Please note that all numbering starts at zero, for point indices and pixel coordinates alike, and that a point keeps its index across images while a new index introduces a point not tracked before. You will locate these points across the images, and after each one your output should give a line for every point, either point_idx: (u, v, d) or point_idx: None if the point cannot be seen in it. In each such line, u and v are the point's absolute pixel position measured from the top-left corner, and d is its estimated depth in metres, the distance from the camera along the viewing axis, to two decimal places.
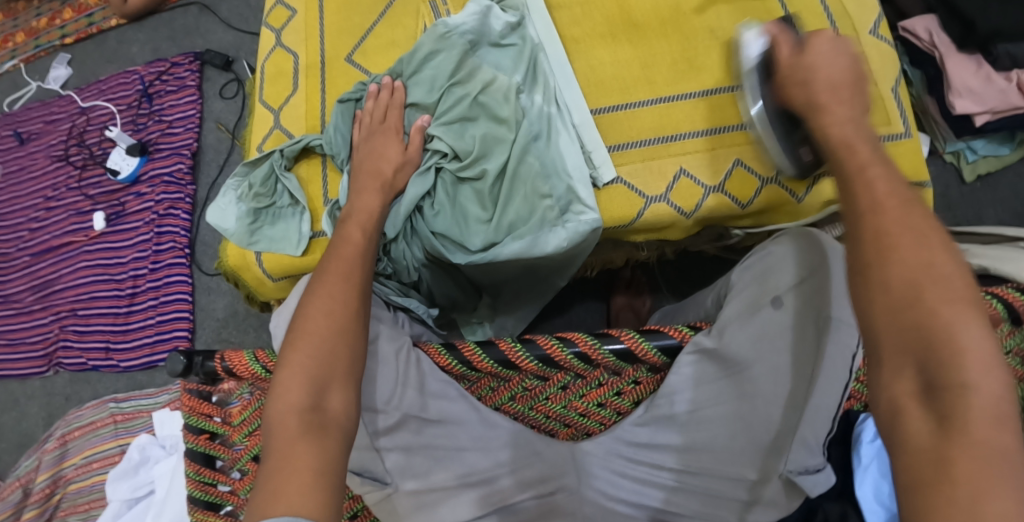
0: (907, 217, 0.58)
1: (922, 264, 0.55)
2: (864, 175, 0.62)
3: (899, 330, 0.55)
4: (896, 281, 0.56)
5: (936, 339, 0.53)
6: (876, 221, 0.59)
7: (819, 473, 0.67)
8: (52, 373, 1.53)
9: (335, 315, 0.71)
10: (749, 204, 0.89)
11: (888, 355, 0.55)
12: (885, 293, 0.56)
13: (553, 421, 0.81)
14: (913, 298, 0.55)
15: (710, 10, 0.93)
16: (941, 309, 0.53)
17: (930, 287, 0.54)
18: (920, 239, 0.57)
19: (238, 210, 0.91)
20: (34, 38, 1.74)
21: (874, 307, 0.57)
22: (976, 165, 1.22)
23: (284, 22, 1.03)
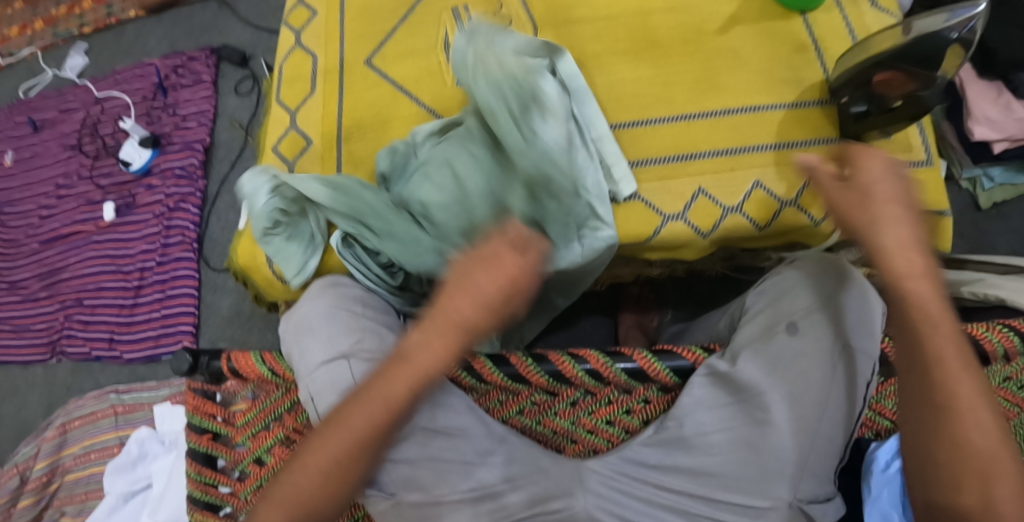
0: (969, 373, 0.64)
1: (988, 462, 0.62)
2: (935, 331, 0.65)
3: (956, 484, 0.62)
4: (964, 438, 0.62)
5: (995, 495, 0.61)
6: (943, 370, 0.64)
7: (828, 502, 0.70)
8: (55, 362, 1.53)
9: (341, 461, 0.67)
10: (766, 226, 0.88)
11: (948, 505, 0.63)
12: (953, 487, 0.62)
13: (560, 436, 0.78)
14: (980, 456, 0.62)
15: (732, 31, 0.92)
16: (996, 468, 0.62)
17: (988, 445, 0.62)
18: (977, 392, 0.63)
19: (263, 205, 0.85)
20: (53, 27, 1.74)
21: (940, 459, 0.63)
22: (993, 193, 1.20)
23: (304, 23, 1.04)
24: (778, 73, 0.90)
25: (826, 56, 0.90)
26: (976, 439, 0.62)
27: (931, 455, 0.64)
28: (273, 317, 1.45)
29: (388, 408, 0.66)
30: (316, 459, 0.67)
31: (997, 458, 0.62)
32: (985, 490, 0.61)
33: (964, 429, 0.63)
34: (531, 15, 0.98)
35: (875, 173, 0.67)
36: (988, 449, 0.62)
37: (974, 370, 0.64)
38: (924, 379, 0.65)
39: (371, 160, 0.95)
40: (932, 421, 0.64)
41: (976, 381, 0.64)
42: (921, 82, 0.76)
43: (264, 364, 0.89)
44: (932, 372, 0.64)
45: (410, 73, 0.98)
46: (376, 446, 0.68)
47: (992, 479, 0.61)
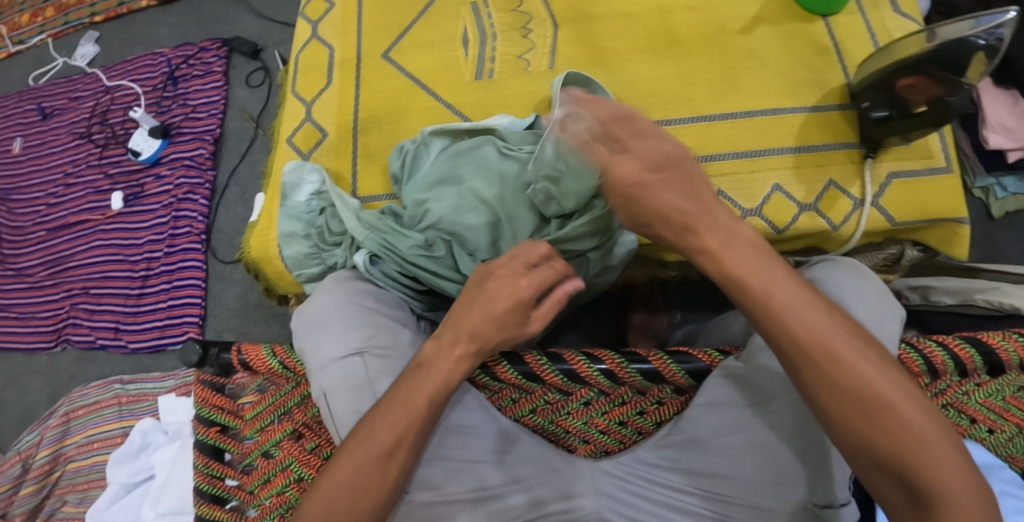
0: (803, 302, 0.62)
1: (868, 384, 0.60)
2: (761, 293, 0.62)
3: (839, 415, 0.61)
4: (824, 369, 0.61)
5: (877, 412, 0.60)
6: (781, 314, 0.62)
7: (845, 507, 0.67)
8: (60, 350, 1.52)
9: (371, 474, 0.66)
10: (785, 229, 0.86)
11: (848, 443, 0.61)
12: (849, 426, 0.60)
13: (572, 435, 0.78)
14: (848, 382, 0.60)
15: (754, 32, 0.92)
16: (866, 383, 0.60)
17: (849, 369, 0.61)
18: (821, 320, 0.62)
19: (301, 201, 0.91)
20: (64, 15, 1.74)
21: (821, 398, 0.61)
22: (1006, 202, 1.17)
23: (321, 14, 1.04)
24: (799, 75, 0.90)
25: (847, 60, 0.89)
26: (847, 368, 0.60)
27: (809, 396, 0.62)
28: (279, 309, 1.45)
29: (417, 420, 0.67)
30: (345, 473, 0.66)
31: (862, 376, 0.60)
32: (874, 419, 0.59)
33: (829, 361, 0.61)
34: (551, 10, 0.97)
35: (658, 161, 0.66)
36: (845, 373, 0.60)
37: (809, 298, 0.62)
38: (772, 332, 0.62)
39: (386, 153, 0.94)
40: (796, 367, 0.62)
41: (819, 308, 0.62)
42: (948, 87, 0.75)
43: (276, 357, 0.89)
44: (772, 319, 0.62)
45: (427, 66, 0.97)
46: (407, 460, 0.67)
47: (877, 404, 0.59)
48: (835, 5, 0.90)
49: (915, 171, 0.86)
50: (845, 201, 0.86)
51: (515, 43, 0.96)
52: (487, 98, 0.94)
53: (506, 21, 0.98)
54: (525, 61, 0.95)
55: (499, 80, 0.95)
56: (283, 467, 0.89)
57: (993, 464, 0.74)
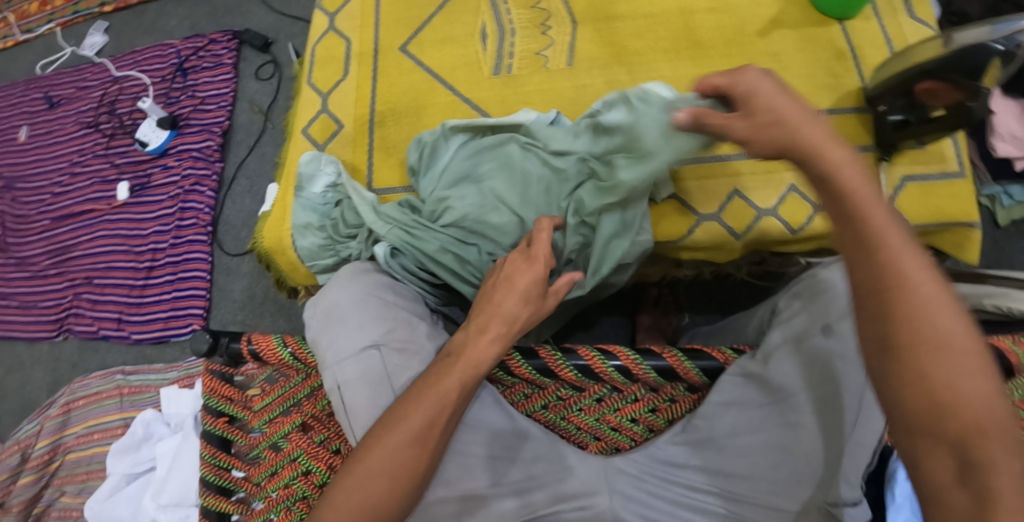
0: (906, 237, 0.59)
1: (953, 340, 0.56)
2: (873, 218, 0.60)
3: (907, 349, 0.56)
4: (908, 303, 0.57)
5: (951, 354, 0.55)
6: (880, 238, 0.59)
7: (857, 506, 0.67)
8: (61, 339, 1.52)
9: (404, 461, 0.66)
10: (800, 229, 0.88)
11: (909, 388, 0.56)
12: (920, 375, 0.56)
13: (583, 432, 0.80)
14: (924, 321, 0.56)
15: (772, 34, 0.92)
16: (946, 322, 0.56)
17: (935, 307, 0.57)
18: (917, 259, 0.59)
19: (316, 193, 0.91)
20: (73, 4, 1.74)
21: (892, 332, 0.57)
22: (1012, 210, 1.18)
23: (339, 7, 1.04)
24: (818, 78, 0.90)
25: (864, 63, 0.90)
26: (926, 306, 0.57)
27: (879, 331, 0.58)
28: (285, 302, 1.44)
29: (449, 404, 0.67)
30: (378, 461, 0.65)
31: (942, 318, 0.56)
32: (951, 375, 0.55)
33: (918, 302, 0.57)
34: (570, 8, 0.97)
35: (771, 96, 0.65)
36: (928, 309, 0.57)
37: (914, 242, 0.59)
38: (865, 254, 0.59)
39: (404, 147, 0.95)
40: (877, 297, 0.58)
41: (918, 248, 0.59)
42: (968, 92, 0.75)
43: (286, 348, 0.88)
44: (873, 241, 0.59)
45: (446, 61, 0.98)
46: (437, 446, 0.67)
47: (949, 350, 0.56)
48: (853, 10, 0.90)
49: (932, 176, 0.87)
50: None
51: (534, 40, 0.97)
52: (507, 93, 0.95)
53: (525, 18, 0.99)
54: (544, 58, 0.95)
55: (519, 76, 0.95)
56: (292, 459, 0.89)
57: None
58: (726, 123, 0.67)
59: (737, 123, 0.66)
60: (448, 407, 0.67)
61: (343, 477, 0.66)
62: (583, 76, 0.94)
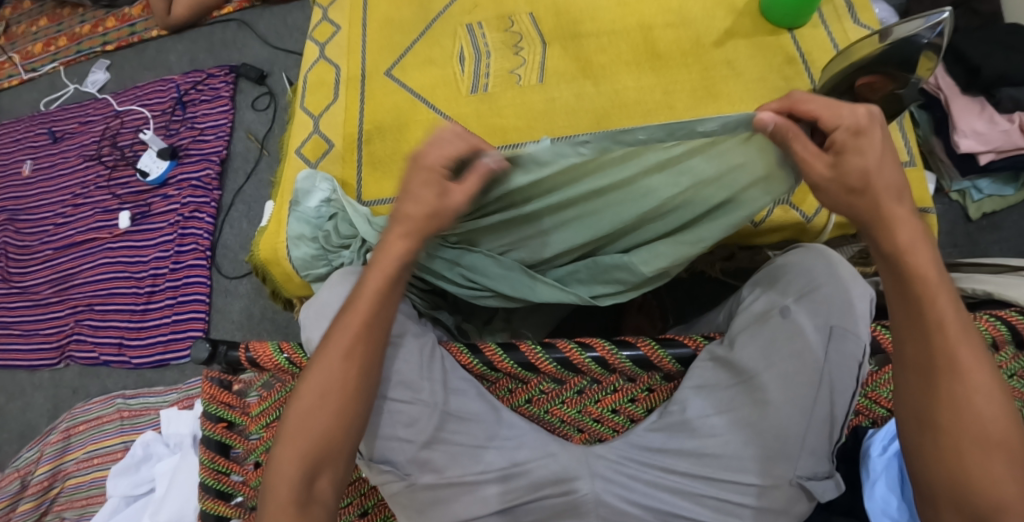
0: (962, 327, 0.68)
1: (990, 426, 0.66)
2: (934, 304, 0.68)
3: (949, 430, 0.67)
4: (957, 391, 0.67)
5: (987, 439, 0.66)
6: (938, 329, 0.68)
7: (827, 480, 0.74)
8: (63, 366, 1.55)
9: (335, 375, 0.75)
10: (760, 222, 0.95)
11: (944, 463, 0.67)
12: (956, 454, 0.66)
13: (567, 424, 0.83)
14: (969, 408, 0.66)
15: (728, 44, 1.00)
16: (989, 412, 0.66)
17: (978, 398, 0.66)
18: (971, 350, 0.67)
19: (311, 207, 0.96)
20: (77, 44, 1.82)
21: (937, 415, 0.67)
22: (982, 204, 1.24)
23: (329, 37, 1.11)
24: (772, 82, 0.97)
25: (814, 67, 0.97)
26: (971, 396, 0.67)
27: (922, 410, 0.68)
28: (281, 320, 1.49)
29: (365, 310, 0.76)
30: (307, 404, 0.75)
31: (982, 408, 0.66)
32: (986, 461, 0.65)
33: (964, 386, 0.67)
34: (539, 29, 1.05)
35: (867, 155, 0.68)
36: (974, 397, 0.67)
37: (971, 334, 0.68)
38: (921, 340, 0.69)
39: (391, 162, 1.01)
40: (927, 379, 0.68)
41: (973, 338, 0.68)
42: (900, 82, 0.84)
43: (282, 354, 0.92)
44: (929, 332, 0.68)
45: (426, 82, 1.04)
46: (365, 358, 0.76)
47: (987, 439, 0.66)
48: (800, 19, 0.98)
49: None
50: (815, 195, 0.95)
51: (508, 60, 1.03)
52: (483, 109, 1.01)
53: (499, 40, 1.05)
54: (517, 75, 1.02)
55: (494, 93, 1.01)
56: None
57: None
58: (809, 157, 0.69)
59: (820, 167, 0.69)
60: (359, 336, 0.76)
61: (285, 426, 0.75)
62: (553, 90, 1.00)
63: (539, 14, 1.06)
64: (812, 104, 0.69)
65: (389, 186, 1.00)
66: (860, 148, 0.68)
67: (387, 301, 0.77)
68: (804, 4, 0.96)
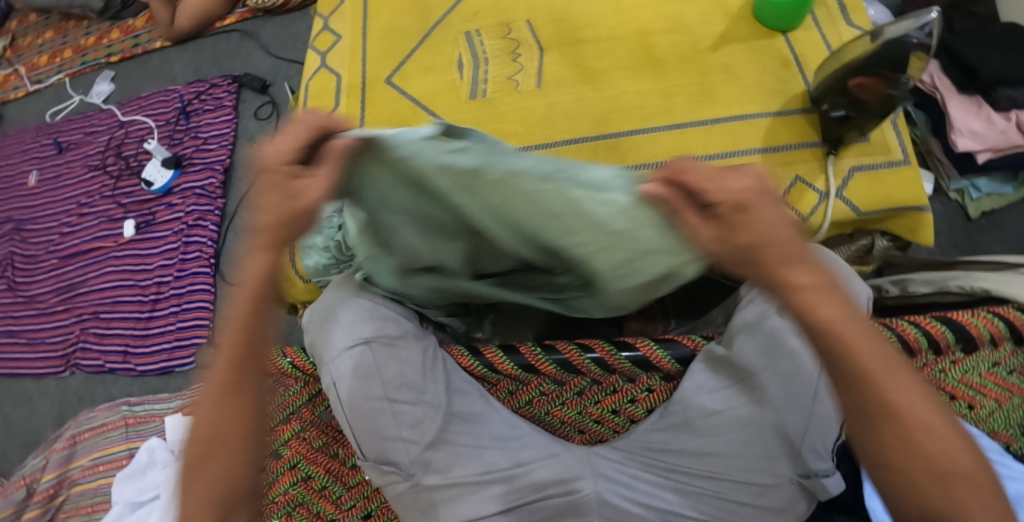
0: (887, 361, 0.63)
1: (943, 460, 0.62)
2: (843, 354, 0.62)
3: (903, 471, 0.63)
4: (895, 431, 0.63)
5: (946, 473, 0.62)
6: (862, 375, 0.63)
7: (829, 477, 0.74)
8: (68, 374, 1.56)
9: (224, 418, 0.68)
10: None
11: (906, 503, 0.64)
12: (916, 494, 0.63)
13: (568, 425, 0.85)
14: (915, 445, 0.62)
15: (723, 49, 1.01)
16: (937, 443, 0.62)
17: (921, 434, 0.62)
18: (899, 386, 0.63)
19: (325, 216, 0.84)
20: (82, 55, 1.84)
21: (887, 458, 0.63)
22: (981, 203, 1.24)
23: (330, 46, 1.13)
24: (768, 85, 0.99)
25: (808, 71, 0.99)
26: (915, 433, 0.62)
27: (873, 456, 0.64)
28: None
29: (235, 342, 0.67)
30: (197, 449, 0.69)
31: (926, 443, 0.62)
32: (950, 496, 0.62)
33: (904, 426, 0.63)
34: (538, 36, 1.06)
35: (757, 226, 0.58)
36: (916, 434, 0.63)
37: (898, 367, 0.63)
38: (849, 391, 0.64)
39: None
40: (869, 425, 0.64)
41: (902, 371, 0.63)
42: (891, 83, 0.86)
43: (286, 359, 0.93)
44: (852, 381, 0.63)
45: (428, 89, 1.06)
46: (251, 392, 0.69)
47: (946, 473, 0.62)
48: (794, 22, 1.00)
49: (879, 164, 0.95)
50: (812, 194, 0.94)
51: (507, 66, 1.05)
52: (483, 115, 1.02)
53: (498, 47, 1.07)
54: (516, 81, 1.04)
55: (494, 99, 1.03)
56: (292, 465, 0.95)
57: None
58: (697, 228, 0.59)
59: (707, 233, 0.59)
60: (240, 370, 0.68)
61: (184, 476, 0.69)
62: (552, 96, 1.02)
63: (537, 22, 1.08)
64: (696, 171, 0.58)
65: None
66: (750, 221, 0.58)
67: (260, 328, 0.68)
68: (796, 7, 0.98)
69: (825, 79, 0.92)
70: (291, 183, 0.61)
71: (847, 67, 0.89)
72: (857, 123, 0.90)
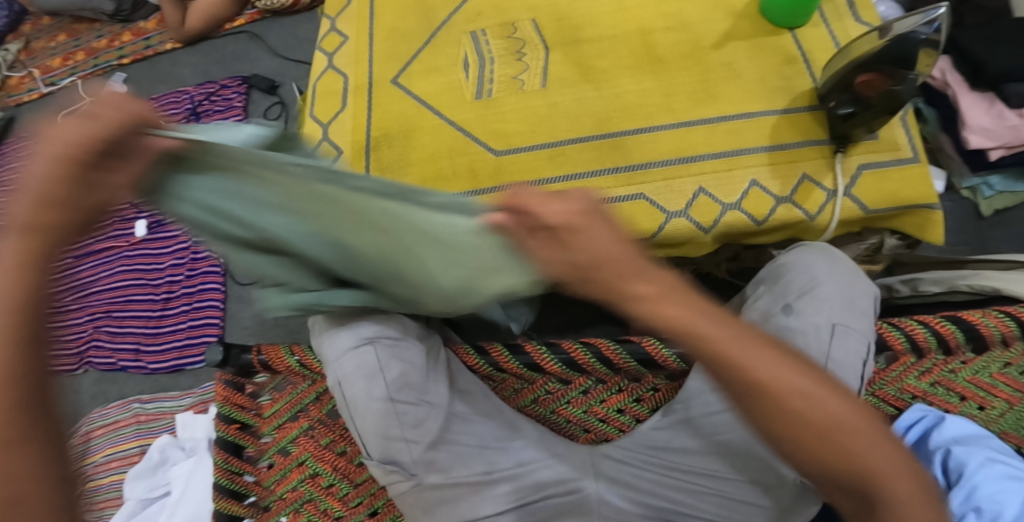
0: (737, 335, 0.60)
1: (827, 417, 0.60)
2: (697, 342, 0.59)
3: (796, 439, 0.60)
4: (775, 405, 0.60)
5: (831, 429, 0.60)
6: (717, 356, 0.59)
7: None
8: (81, 372, 1.56)
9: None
10: (765, 221, 0.94)
11: (811, 467, 0.61)
12: (811, 455, 0.61)
13: (573, 424, 0.86)
14: (799, 410, 0.60)
15: (727, 46, 1.01)
16: (811, 400, 0.60)
17: (796, 397, 0.59)
18: (764, 357, 0.59)
19: None
20: (94, 58, 1.86)
21: (777, 430, 0.60)
22: (993, 200, 1.22)
23: (336, 47, 1.13)
24: (771, 82, 0.99)
25: (815, 67, 0.99)
26: (790, 400, 0.59)
27: (766, 432, 0.61)
28: (294, 326, 1.51)
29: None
30: None
31: (805, 407, 0.59)
32: (840, 446, 0.60)
33: (780, 398, 0.59)
34: (542, 35, 1.07)
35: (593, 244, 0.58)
36: (795, 400, 0.59)
37: (756, 339, 0.60)
38: (718, 377, 0.60)
39: (398, 167, 1.02)
40: (750, 404, 0.60)
41: (761, 344, 0.60)
42: (897, 79, 0.85)
43: (293, 357, 0.96)
44: (717, 367, 0.59)
45: (432, 89, 1.06)
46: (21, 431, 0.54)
47: (832, 427, 0.60)
48: (800, 18, 1.00)
49: (886, 163, 0.94)
50: (819, 192, 0.94)
51: (511, 66, 1.05)
52: (487, 114, 1.02)
53: (502, 46, 1.07)
54: (520, 81, 1.04)
55: (498, 99, 1.03)
56: (299, 463, 0.96)
57: (982, 435, 0.74)
58: (539, 250, 0.60)
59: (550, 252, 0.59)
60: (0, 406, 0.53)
61: None
62: (555, 95, 1.02)
63: (541, 21, 1.08)
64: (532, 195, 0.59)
65: None
66: (584, 242, 0.58)
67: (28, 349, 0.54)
68: (800, 4, 0.98)
69: (831, 75, 0.92)
70: (94, 176, 0.55)
71: (854, 63, 0.87)
72: (860, 120, 0.89)
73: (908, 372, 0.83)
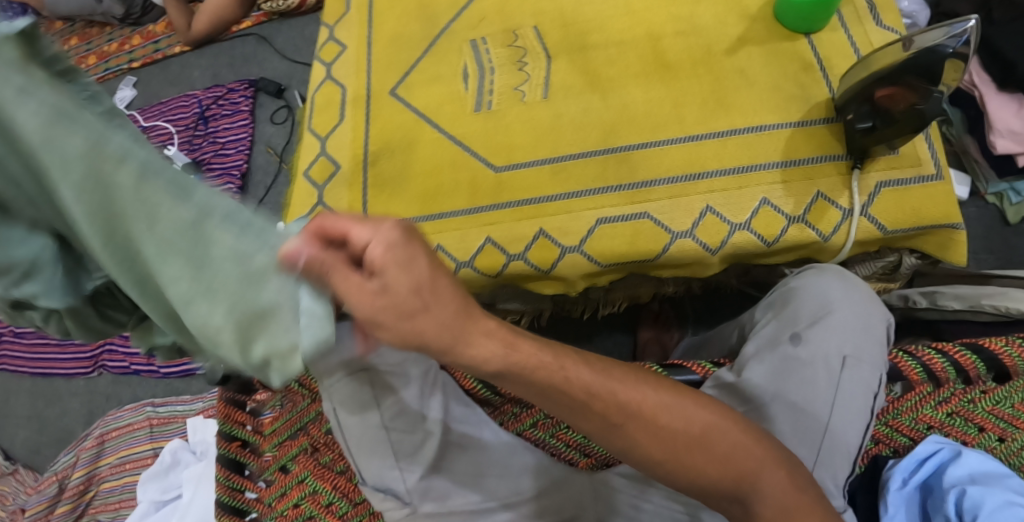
0: (588, 374, 0.65)
1: (687, 430, 0.66)
2: (564, 376, 0.64)
3: (669, 455, 0.66)
4: (639, 431, 0.66)
5: (695, 439, 0.66)
6: (577, 394, 0.64)
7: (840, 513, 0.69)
8: (96, 374, 1.59)
9: None
10: (775, 242, 0.91)
11: (691, 481, 0.66)
12: (685, 467, 0.66)
13: (572, 449, 0.83)
14: (660, 427, 0.66)
15: (740, 52, 0.97)
16: (672, 417, 0.66)
17: (659, 414, 0.66)
18: (620, 387, 0.66)
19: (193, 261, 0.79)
20: (105, 61, 1.86)
21: (651, 453, 0.66)
22: (1021, 207, 1.16)
23: (335, 57, 1.11)
24: (786, 90, 0.94)
25: (832, 77, 0.94)
26: (652, 420, 0.66)
27: (645, 457, 0.66)
28: None
29: None
30: None
31: (666, 422, 0.66)
32: (707, 450, 0.66)
33: (645, 420, 0.65)
34: (545, 43, 1.03)
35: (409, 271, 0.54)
36: (652, 416, 0.66)
37: (610, 371, 0.66)
38: (580, 416, 0.65)
39: (399, 181, 1.00)
40: (618, 435, 0.66)
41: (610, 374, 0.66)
42: (921, 94, 0.82)
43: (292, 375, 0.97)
44: (583, 402, 0.65)
45: (432, 100, 1.03)
46: None
47: (694, 439, 0.66)
48: (817, 23, 0.95)
49: (904, 181, 0.89)
50: (834, 211, 0.90)
51: (512, 76, 1.02)
52: (488, 127, 1.00)
53: (503, 55, 1.04)
54: (521, 92, 1.01)
55: (499, 111, 1.00)
56: (299, 480, 0.94)
57: (1002, 473, 0.71)
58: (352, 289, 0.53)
59: (363, 297, 0.53)
60: None
61: None
62: (560, 106, 0.99)
63: (543, 27, 1.04)
64: (337, 220, 0.54)
65: (396, 205, 0.99)
66: (400, 272, 0.54)
67: None
68: (819, 7, 0.93)
69: (851, 86, 0.88)
70: None
71: (877, 75, 0.83)
72: (882, 134, 0.85)
73: (926, 400, 0.79)
